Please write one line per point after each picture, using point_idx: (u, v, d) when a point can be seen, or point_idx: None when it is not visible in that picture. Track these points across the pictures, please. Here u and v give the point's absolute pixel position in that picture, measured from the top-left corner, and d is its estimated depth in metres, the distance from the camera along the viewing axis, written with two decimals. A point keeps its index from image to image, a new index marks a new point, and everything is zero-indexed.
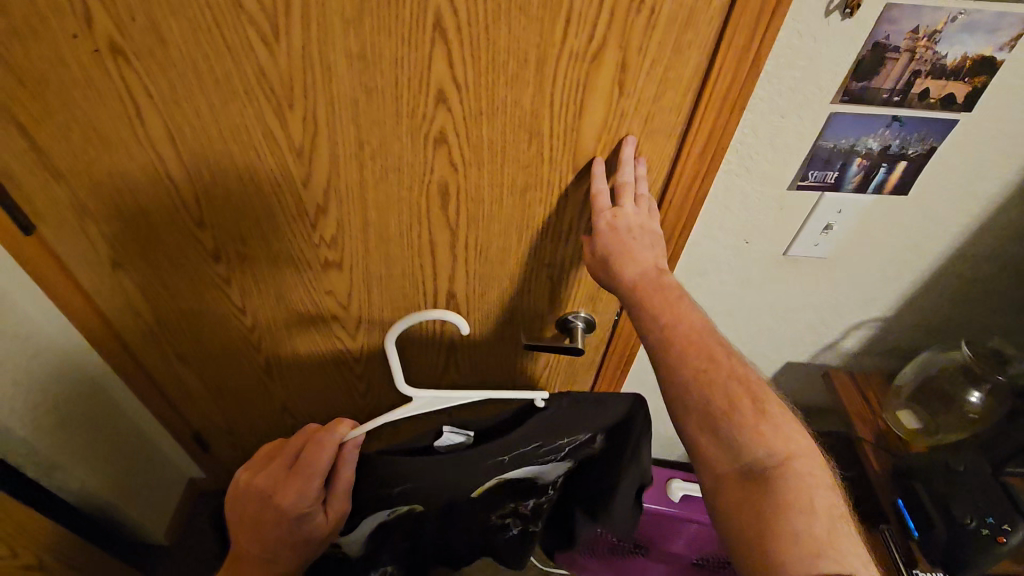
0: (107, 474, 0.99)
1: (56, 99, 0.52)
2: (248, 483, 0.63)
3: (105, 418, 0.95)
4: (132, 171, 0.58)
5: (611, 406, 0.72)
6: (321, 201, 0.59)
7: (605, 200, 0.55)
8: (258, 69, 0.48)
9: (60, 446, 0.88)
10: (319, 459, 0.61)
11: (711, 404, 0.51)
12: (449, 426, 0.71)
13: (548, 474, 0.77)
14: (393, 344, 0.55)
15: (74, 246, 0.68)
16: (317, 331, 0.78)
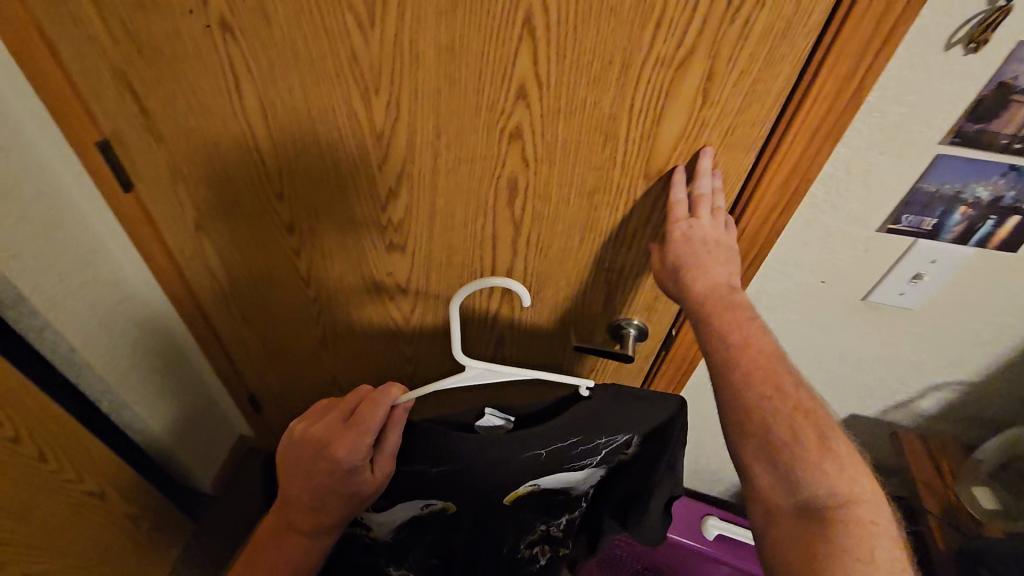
0: (169, 420, 1.05)
1: (167, 68, 0.56)
2: (306, 433, 0.62)
3: (175, 368, 1.02)
4: (225, 140, 0.62)
5: (654, 408, 0.68)
6: (394, 184, 0.61)
7: (682, 210, 0.53)
8: (351, 53, 0.50)
9: (132, 388, 0.95)
10: (373, 417, 0.61)
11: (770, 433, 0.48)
12: (491, 408, 0.68)
13: (580, 486, 0.77)
14: (457, 309, 0.53)
15: (165, 204, 0.73)
16: (374, 309, 0.80)
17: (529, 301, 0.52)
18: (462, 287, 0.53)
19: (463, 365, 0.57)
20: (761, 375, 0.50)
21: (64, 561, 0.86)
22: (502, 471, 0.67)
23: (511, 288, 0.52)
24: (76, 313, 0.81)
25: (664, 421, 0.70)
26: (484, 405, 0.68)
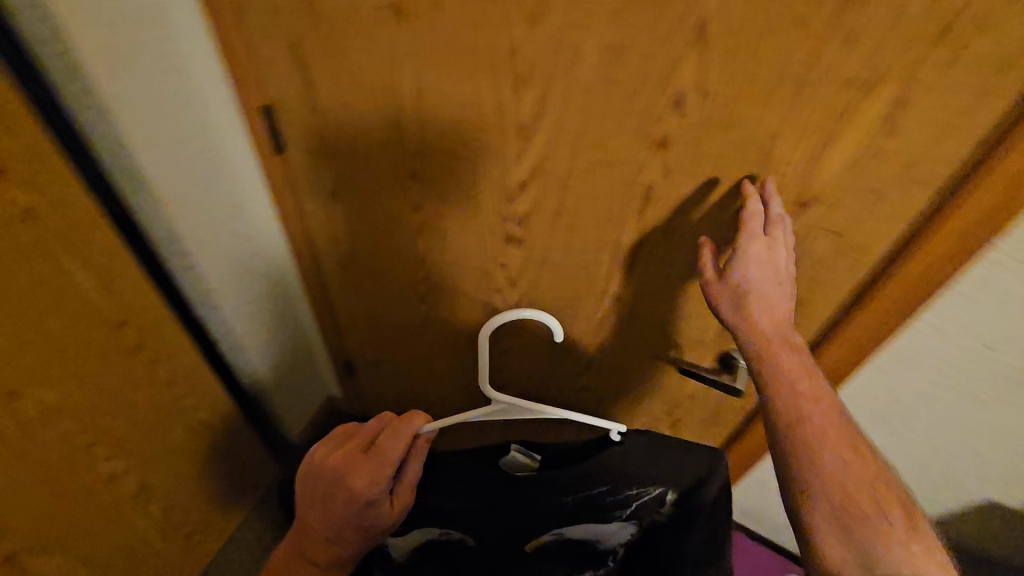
0: (274, 368, 1.14)
1: (337, 44, 0.59)
2: (325, 463, 0.61)
3: (284, 320, 1.10)
4: (374, 116, 0.65)
5: (689, 461, 0.68)
6: (525, 178, 0.61)
7: (757, 226, 0.49)
8: (511, 43, 0.50)
9: (250, 335, 1.03)
10: (396, 446, 0.62)
11: (846, 502, 0.47)
12: (518, 445, 0.73)
13: (609, 539, 0.74)
14: (485, 337, 0.55)
15: (308, 172, 0.78)
16: (478, 298, 0.82)
17: (560, 337, 0.53)
18: (496, 316, 0.54)
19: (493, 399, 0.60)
20: (840, 439, 0.49)
21: (172, 476, 0.96)
22: (534, 507, 0.71)
23: (545, 318, 0.54)
24: (217, 260, 0.88)
25: (699, 479, 0.69)
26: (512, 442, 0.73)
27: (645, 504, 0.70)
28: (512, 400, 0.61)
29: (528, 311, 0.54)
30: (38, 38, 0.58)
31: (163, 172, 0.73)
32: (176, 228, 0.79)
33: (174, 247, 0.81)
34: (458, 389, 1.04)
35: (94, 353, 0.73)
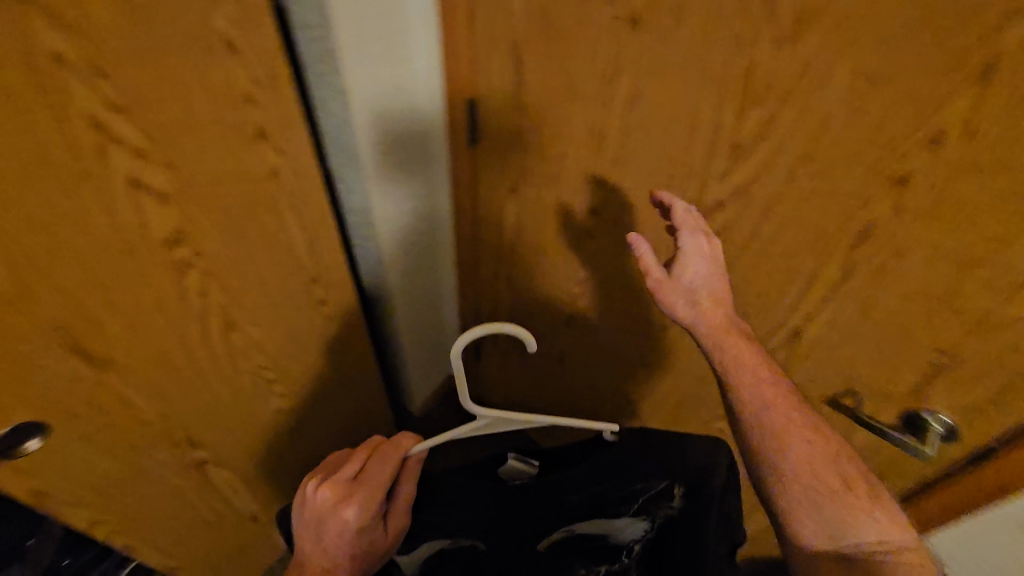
0: (416, 341, 1.22)
1: (558, 50, 0.63)
2: (313, 495, 0.68)
3: (432, 299, 1.18)
4: (575, 121, 0.68)
5: (693, 454, 0.71)
6: (725, 197, 0.62)
7: (685, 227, 0.63)
8: (751, 65, 0.52)
9: (405, 310, 1.11)
10: (383, 469, 0.70)
11: (810, 488, 0.58)
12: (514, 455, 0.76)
13: (621, 534, 0.76)
14: (457, 353, 0.55)
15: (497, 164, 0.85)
16: (639, 302, 0.85)
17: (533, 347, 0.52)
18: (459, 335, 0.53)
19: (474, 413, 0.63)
20: (798, 425, 0.60)
21: (320, 417, 1.06)
22: (558, 497, 0.75)
23: (522, 335, 0.53)
24: (395, 235, 0.94)
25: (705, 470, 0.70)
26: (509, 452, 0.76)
27: (652, 498, 0.72)
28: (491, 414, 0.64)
29: (490, 323, 0.53)
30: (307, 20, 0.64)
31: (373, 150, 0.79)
32: (371, 204, 0.85)
33: (364, 220, 0.88)
34: (591, 384, 1.09)
35: (291, 301, 0.83)
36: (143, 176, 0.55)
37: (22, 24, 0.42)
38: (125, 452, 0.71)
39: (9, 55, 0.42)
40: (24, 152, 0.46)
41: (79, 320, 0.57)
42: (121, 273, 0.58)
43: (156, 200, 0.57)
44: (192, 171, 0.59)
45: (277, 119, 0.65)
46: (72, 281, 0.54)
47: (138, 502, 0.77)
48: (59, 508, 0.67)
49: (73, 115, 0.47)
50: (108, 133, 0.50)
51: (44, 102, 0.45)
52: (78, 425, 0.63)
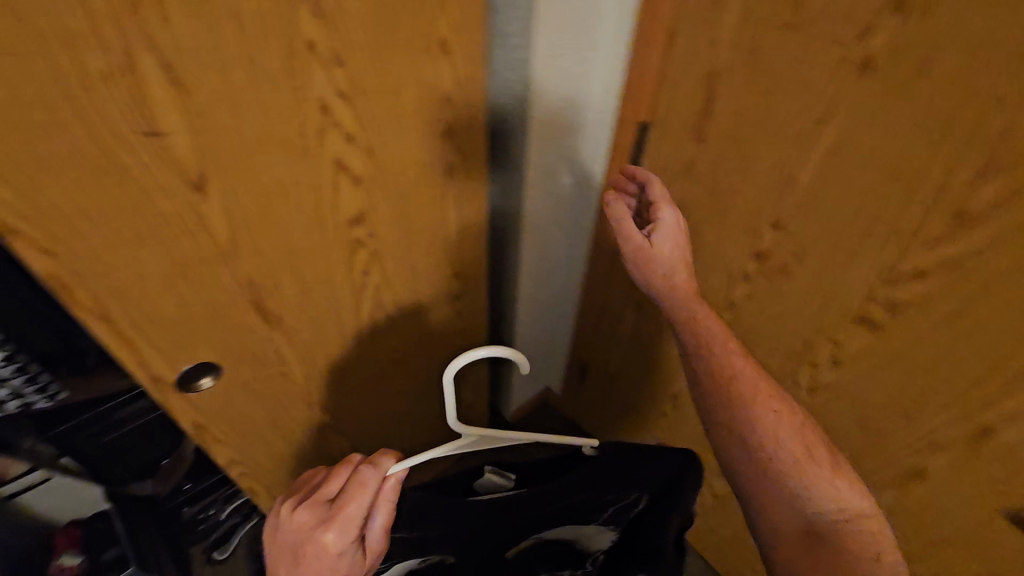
0: (530, 347, 1.25)
1: (764, 85, 0.62)
2: (289, 520, 0.60)
3: (553, 309, 1.20)
4: (764, 160, 0.66)
5: (658, 464, 0.72)
6: (930, 265, 0.57)
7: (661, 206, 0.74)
8: (1003, 130, 0.47)
9: (525, 316, 1.14)
10: (361, 500, 0.59)
11: (772, 463, 0.64)
12: (491, 468, 0.80)
13: (587, 540, 0.79)
14: (448, 374, 0.57)
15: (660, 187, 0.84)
16: (785, 359, 0.80)
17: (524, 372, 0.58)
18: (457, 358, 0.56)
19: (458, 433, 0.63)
20: (764, 395, 0.67)
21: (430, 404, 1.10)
22: (532, 510, 0.73)
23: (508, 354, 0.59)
24: (534, 241, 0.97)
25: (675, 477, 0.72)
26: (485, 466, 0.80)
27: (618, 508, 0.74)
28: (484, 431, 0.66)
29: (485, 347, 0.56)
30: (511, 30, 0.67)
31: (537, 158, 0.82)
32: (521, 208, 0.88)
33: (510, 222, 0.92)
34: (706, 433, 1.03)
35: (434, 291, 0.87)
36: (347, 159, 0.59)
37: (290, 12, 0.46)
38: (272, 406, 0.77)
39: (273, 38, 0.47)
40: (267, 123, 0.51)
41: (267, 280, 0.62)
42: (310, 244, 0.63)
43: (352, 182, 0.61)
44: (386, 162, 0.63)
45: (466, 120, 0.68)
46: (271, 243, 0.59)
47: (272, 452, 0.84)
48: (214, 443, 0.74)
49: (308, 97, 0.52)
50: (330, 117, 0.55)
51: (289, 82, 0.50)
52: (243, 373, 0.69)
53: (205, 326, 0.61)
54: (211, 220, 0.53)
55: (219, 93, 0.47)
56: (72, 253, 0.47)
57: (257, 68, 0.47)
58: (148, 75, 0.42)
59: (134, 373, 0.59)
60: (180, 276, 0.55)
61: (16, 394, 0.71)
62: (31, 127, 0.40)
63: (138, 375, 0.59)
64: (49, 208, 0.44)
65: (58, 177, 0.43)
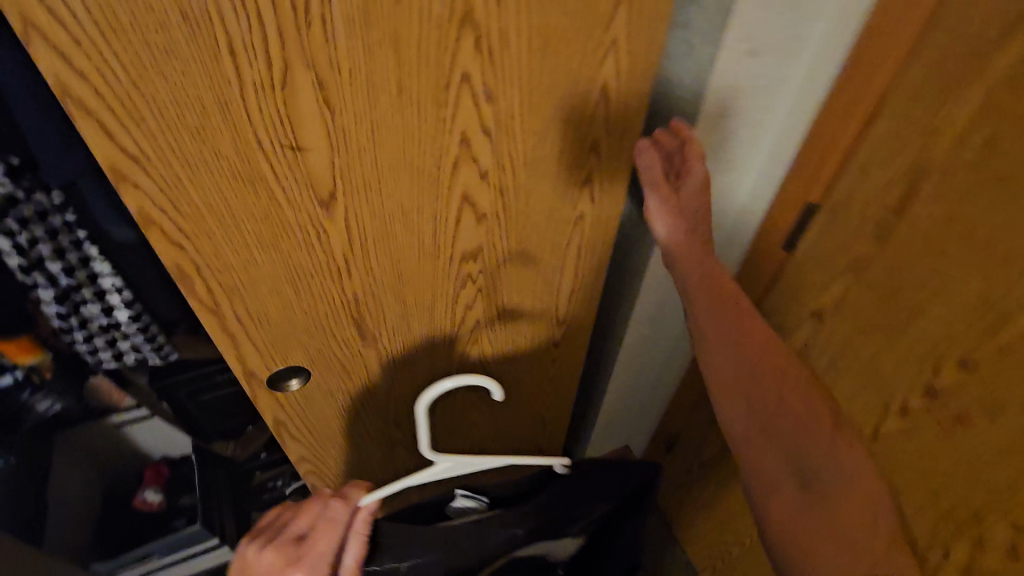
0: (621, 407, 1.14)
1: (984, 195, 0.54)
2: (256, 562, 0.61)
3: (657, 374, 1.09)
4: (961, 277, 0.58)
5: (633, 476, 0.84)
6: None
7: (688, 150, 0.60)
8: None
9: (624, 373, 1.05)
10: (332, 535, 0.66)
11: (774, 415, 0.58)
12: (464, 492, 0.85)
13: (556, 550, 0.84)
14: (422, 404, 0.61)
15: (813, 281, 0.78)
16: (928, 504, 0.69)
17: (499, 396, 0.64)
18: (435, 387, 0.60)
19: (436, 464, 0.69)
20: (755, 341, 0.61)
21: (498, 443, 1.04)
22: (499, 535, 0.76)
23: (472, 382, 0.61)
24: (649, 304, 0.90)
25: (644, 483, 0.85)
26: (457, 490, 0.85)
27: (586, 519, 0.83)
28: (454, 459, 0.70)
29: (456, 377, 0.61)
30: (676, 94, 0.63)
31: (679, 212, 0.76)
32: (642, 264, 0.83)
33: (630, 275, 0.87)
34: None
35: (533, 335, 0.82)
36: (476, 195, 0.55)
37: (452, 43, 0.43)
38: (350, 418, 0.76)
39: (431, 70, 0.44)
40: (407, 153, 0.49)
41: (371, 300, 0.61)
42: (421, 273, 0.60)
43: (475, 218, 0.58)
44: (516, 204, 0.59)
45: (608, 172, 0.61)
46: (382, 267, 0.58)
47: (340, 460, 0.83)
48: (289, 439, 0.74)
49: (451, 130, 0.48)
50: (469, 151, 0.51)
51: (436, 114, 0.47)
52: (329, 383, 0.68)
53: (302, 334, 0.60)
54: (329, 237, 0.52)
55: (364, 117, 0.44)
56: (198, 249, 0.47)
57: (407, 96, 0.45)
58: (300, 92, 0.41)
59: (230, 365, 0.59)
60: (292, 284, 0.54)
61: (139, 353, 0.75)
62: (186, 130, 0.40)
63: (233, 367, 0.60)
64: (188, 207, 0.44)
65: (200, 178, 0.43)
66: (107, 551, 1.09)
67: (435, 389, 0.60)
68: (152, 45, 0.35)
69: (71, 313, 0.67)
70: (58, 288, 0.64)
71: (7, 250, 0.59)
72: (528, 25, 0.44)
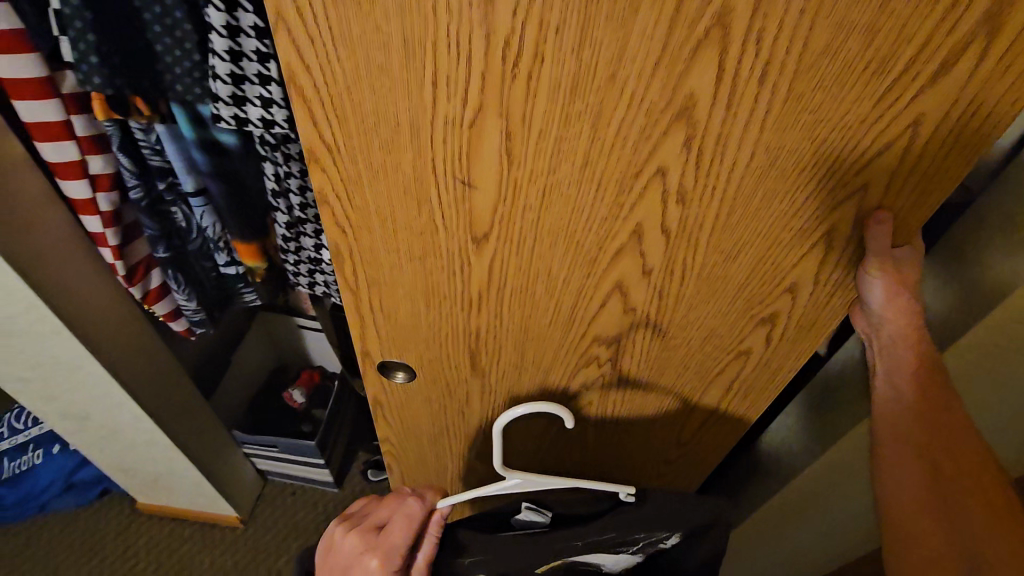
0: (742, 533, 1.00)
1: None
2: (341, 541, 0.67)
3: (792, 538, 0.92)
4: None
5: (694, 511, 0.73)
6: None
7: (903, 253, 0.43)
8: None
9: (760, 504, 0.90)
10: (406, 528, 0.67)
11: (942, 480, 0.49)
12: (530, 504, 0.74)
13: (611, 562, 0.77)
14: (498, 427, 0.60)
15: None
16: None
17: (570, 425, 0.60)
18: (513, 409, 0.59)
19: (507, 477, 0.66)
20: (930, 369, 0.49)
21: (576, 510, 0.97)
22: (559, 546, 0.70)
23: (549, 408, 0.60)
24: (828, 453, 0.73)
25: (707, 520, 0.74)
26: (525, 500, 0.75)
27: (650, 543, 0.74)
28: (527, 475, 0.67)
29: (535, 404, 0.60)
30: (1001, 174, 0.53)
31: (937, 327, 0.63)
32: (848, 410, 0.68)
33: (835, 414, 0.71)
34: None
35: (647, 433, 0.73)
36: (631, 287, 0.50)
37: (658, 134, 0.38)
38: (437, 426, 0.76)
39: (625, 153, 0.39)
40: (569, 221, 0.45)
41: (491, 339, 0.59)
42: (548, 335, 0.57)
43: (622, 307, 0.52)
44: (673, 310, 0.51)
45: (799, 318, 0.50)
46: (511, 316, 0.55)
47: (417, 456, 0.85)
48: (382, 419, 0.77)
49: (629, 216, 0.43)
50: (639, 244, 0.45)
51: (614, 197, 0.42)
52: (429, 389, 0.69)
53: (420, 340, 0.61)
54: (471, 272, 0.51)
55: (540, 177, 0.42)
56: (356, 239, 0.50)
57: (590, 172, 0.41)
58: (485, 139, 0.40)
59: (354, 341, 0.63)
60: (423, 295, 0.55)
61: (328, 284, 0.88)
62: (378, 139, 0.42)
63: (356, 343, 0.63)
64: (358, 200, 0.47)
65: (375, 181, 0.45)
66: (251, 425, 1.29)
67: (508, 415, 0.59)
68: (371, 60, 0.37)
69: (292, 239, 0.79)
70: (290, 217, 0.75)
71: (269, 175, 0.69)
72: (754, 140, 0.37)
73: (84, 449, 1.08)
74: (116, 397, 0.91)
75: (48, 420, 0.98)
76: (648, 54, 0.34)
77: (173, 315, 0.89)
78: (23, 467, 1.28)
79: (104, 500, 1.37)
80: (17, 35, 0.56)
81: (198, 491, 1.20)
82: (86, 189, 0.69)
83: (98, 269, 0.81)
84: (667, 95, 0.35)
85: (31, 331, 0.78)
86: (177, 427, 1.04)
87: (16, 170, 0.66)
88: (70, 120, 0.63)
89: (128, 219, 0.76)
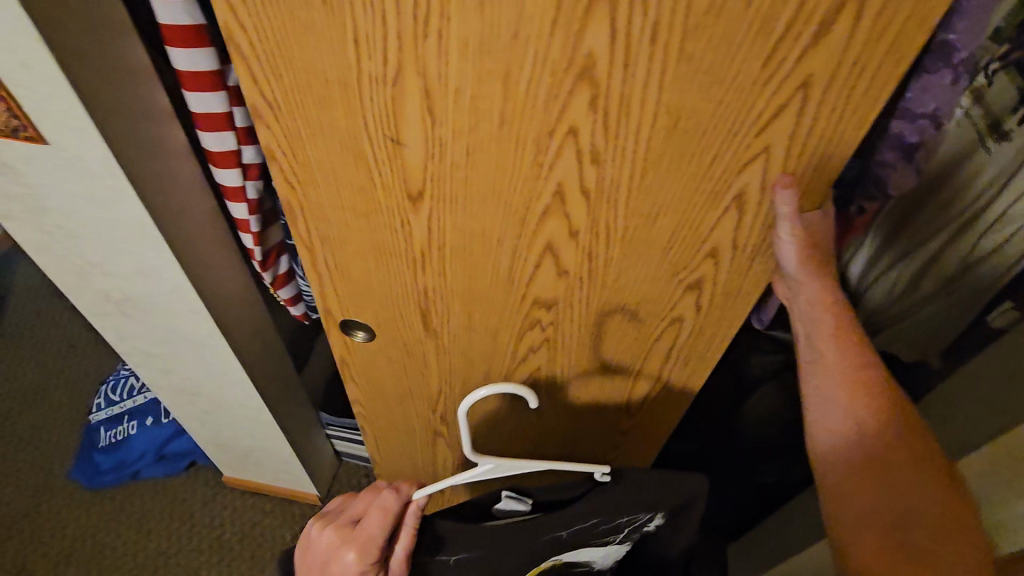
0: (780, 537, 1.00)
1: None
2: (317, 539, 0.67)
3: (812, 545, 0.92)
4: None
5: (678, 486, 0.76)
6: None
7: (812, 215, 0.45)
8: None
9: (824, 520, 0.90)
10: (382, 520, 0.67)
11: (860, 433, 0.51)
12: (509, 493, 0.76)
13: (600, 558, 0.81)
14: (464, 410, 0.63)
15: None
16: None
17: (533, 404, 0.64)
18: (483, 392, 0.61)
19: (479, 463, 0.68)
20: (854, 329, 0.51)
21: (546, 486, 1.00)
22: (546, 537, 0.72)
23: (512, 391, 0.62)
24: None
25: (686, 500, 0.77)
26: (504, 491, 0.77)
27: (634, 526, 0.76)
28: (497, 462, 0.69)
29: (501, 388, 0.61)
30: (1015, 161, 0.57)
31: (1003, 310, 0.68)
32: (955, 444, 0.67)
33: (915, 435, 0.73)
34: None
35: (598, 411, 0.75)
36: (561, 248, 0.51)
37: (565, 93, 0.39)
38: (401, 386, 0.79)
39: (537, 113, 0.41)
40: (491, 179, 0.47)
41: (440, 301, 0.61)
42: (489, 294, 0.59)
43: (556, 268, 0.54)
44: (602, 273, 0.53)
45: (725, 283, 0.51)
46: (455, 276, 0.58)
47: (386, 416, 0.88)
48: (350, 378, 0.81)
49: (549, 176, 0.45)
50: (563, 203, 0.47)
51: (534, 157, 0.44)
52: (386, 348, 0.72)
53: (379, 299, 0.64)
54: (413, 229, 0.53)
55: (463, 135, 0.44)
56: (304, 195, 0.53)
57: (508, 131, 0.43)
58: (408, 96, 0.42)
59: (314, 298, 0.66)
60: (372, 251, 0.58)
61: None
62: (315, 96, 0.44)
63: (319, 302, 0.67)
64: (304, 156, 0.49)
65: (316, 137, 0.47)
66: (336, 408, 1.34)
67: (472, 397, 0.61)
68: (297, 18, 0.39)
69: None
70: None
71: None
72: (657, 101, 0.38)
73: (189, 420, 1.14)
74: (231, 375, 0.95)
75: (165, 391, 1.04)
76: (544, 13, 0.35)
77: (293, 300, 0.86)
78: (119, 437, 1.38)
79: (192, 471, 1.42)
80: (196, 30, 0.54)
81: (286, 470, 1.27)
82: (237, 177, 0.66)
83: (235, 254, 0.82)
84: (567, 53, 0.37)
85: (174, 310, 0.82)
86: (280, 406, 1.08)
87: (176, 161, 0.67)
88: (232, 112, 0.61)
89: (267, 206, 0.73)
